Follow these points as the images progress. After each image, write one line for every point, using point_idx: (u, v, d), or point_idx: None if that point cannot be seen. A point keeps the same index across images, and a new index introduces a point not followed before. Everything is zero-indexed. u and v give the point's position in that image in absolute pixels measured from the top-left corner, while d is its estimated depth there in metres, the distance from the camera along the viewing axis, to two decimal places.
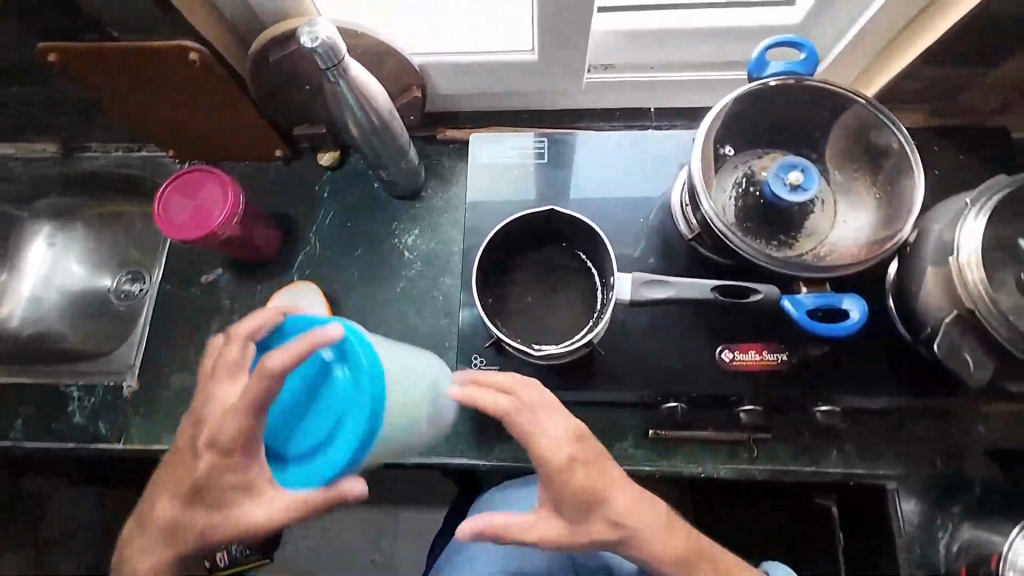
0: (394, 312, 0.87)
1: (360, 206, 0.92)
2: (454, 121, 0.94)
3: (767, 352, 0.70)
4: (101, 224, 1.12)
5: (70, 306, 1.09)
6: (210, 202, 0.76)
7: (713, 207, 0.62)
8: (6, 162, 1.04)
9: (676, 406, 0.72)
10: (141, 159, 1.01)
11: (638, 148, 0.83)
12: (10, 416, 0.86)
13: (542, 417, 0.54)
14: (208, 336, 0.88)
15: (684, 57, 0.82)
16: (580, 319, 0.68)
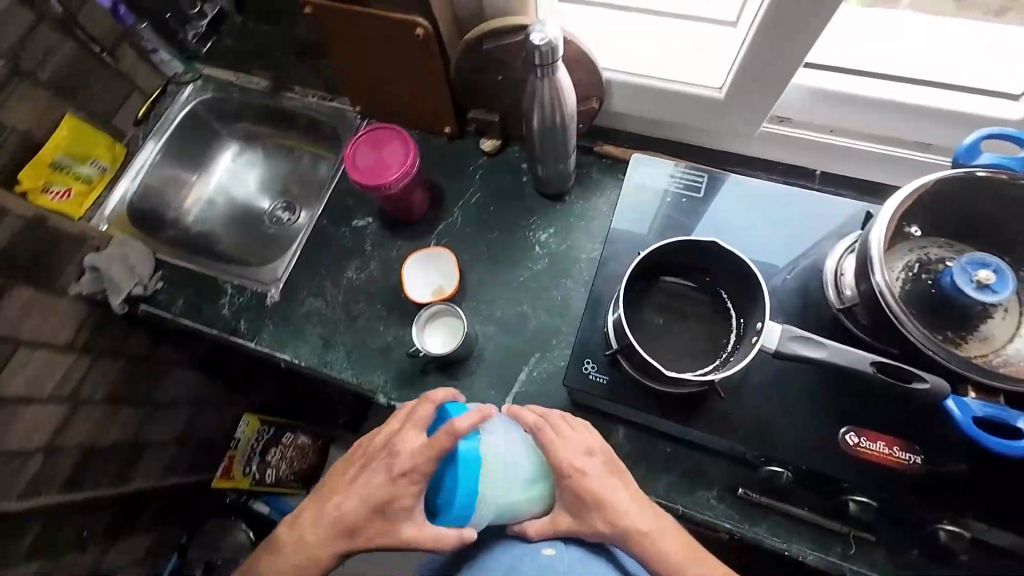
0: (511, 298, 0.91)
1: (505, 193, 0.98)
2: (613, 138, 0.98)
3: (899, 450, 0.66)
4: (278, 155, 1.28)
5: (233, 216, 1.26)
6: (392, 157, 0.86)
7: (889, 281, 0.59)
8: (224, 84, 1.21)
9: (779, 472, 0.68)
10: (329, 108, 1.14)
11: (798, 207, 0.82)
12: (176, 294, 1.01)
13: (573, 431, 0.70)
14: (346, 273, 0.97)
15: (873, 130, 0.80)
16: (707, 354, 0.68)
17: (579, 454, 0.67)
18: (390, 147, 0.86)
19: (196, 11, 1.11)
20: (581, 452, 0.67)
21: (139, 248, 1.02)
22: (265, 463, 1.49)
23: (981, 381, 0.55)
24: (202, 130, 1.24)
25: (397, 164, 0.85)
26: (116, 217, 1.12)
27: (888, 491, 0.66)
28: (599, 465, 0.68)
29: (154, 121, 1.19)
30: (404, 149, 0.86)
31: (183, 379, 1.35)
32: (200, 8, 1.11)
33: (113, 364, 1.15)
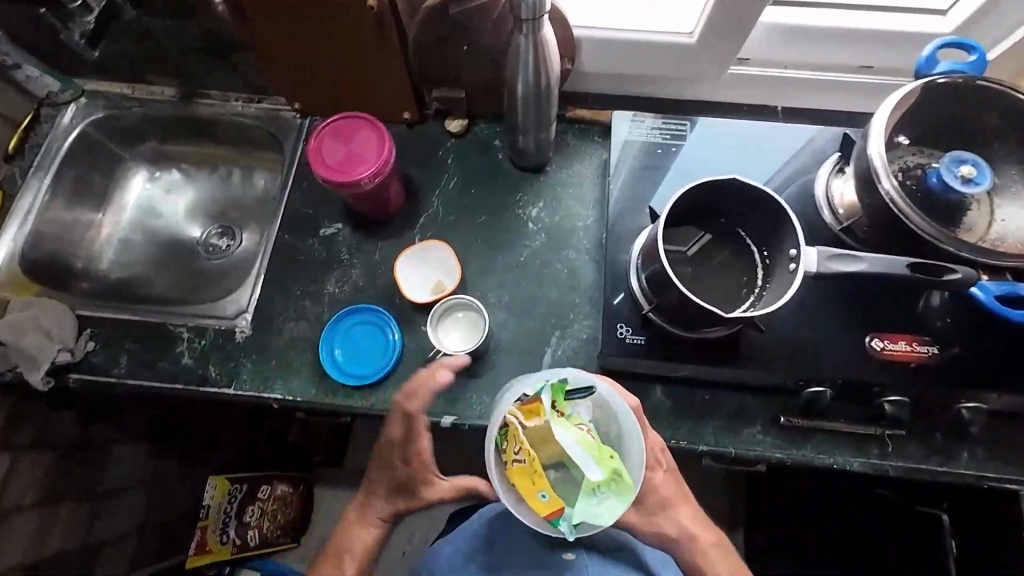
0: (517, 280, 0.85)
1: (484, 173, 0.92)
2: (582, 101, 0.95)
3: (918, 344, 0.71)
4: (202, 174, 1.11)
5: (159, 252, 1.07)
6: (363, 149, 0.77)
7: (896, 186, 0.64)
8: (119, 99, 1.02)
9: (821, 390, 0.71)
10: (259, 109, 1.00)
11: (775, 141, 0.85)
12: (116, 352, 0.84)
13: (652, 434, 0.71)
14: (325, 289, 0.86)
15: (827, 59, 0.84)
16: (740, 293, 0.68)
17: (661, 453, 0.71)
18: (359, 137, 0.77)
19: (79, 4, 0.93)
20: (660, 450, 0.71)
21: (52, 306, 0.83)
22: (246, 525, 1.25)
23: (987, 262, 0.62)
24: (99, 157, 1.04)
25: (371, 157, 0.76)
26: (10, 276, 0.91)
27: (914, 385, 0.71)
28: (666, 475, 0.72)
29: (31, 152, 0.97)
30: (376, 138, 0.77)
31: (131, 454, 1.15)
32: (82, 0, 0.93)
33: (38, 456, 0.94)
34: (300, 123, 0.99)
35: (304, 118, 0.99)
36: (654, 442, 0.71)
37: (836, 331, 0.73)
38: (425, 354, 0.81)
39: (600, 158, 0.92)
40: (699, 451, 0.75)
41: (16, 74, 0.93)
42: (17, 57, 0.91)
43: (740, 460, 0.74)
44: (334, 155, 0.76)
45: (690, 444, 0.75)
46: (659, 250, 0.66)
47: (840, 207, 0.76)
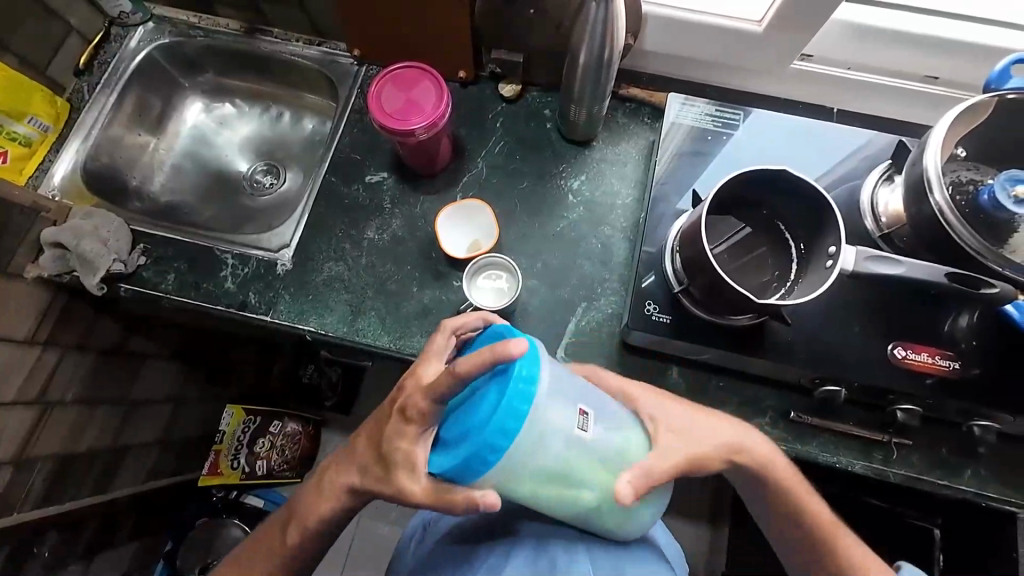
0: (551, 248, 0.87)
1: (530, 140, 0.93)
2: (637, 81, 0.95)
3: (941, 358, 0.72)
4: (254, 111, 1.14)
5: (207, 182, 1.10)
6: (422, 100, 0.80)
7: (946, 198, 0.65)
8: (185, 28, 1.05)
9: (835, 390, 0.74)
10: (318, 52, 1.02)
11: (827, 142, 0.85)
12: (165, 269, 0.88)
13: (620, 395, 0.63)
14: (365, 234, 0.89)
15: (892, 64, 0.82)
16: (772, 285, 0.70)
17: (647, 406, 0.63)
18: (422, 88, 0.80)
19: None
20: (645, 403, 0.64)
21: (111, 219, 0.88)
22: (256, 455, 1.33)
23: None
24: (161, 84, 1.08)
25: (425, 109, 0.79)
26: (70, 184, 0.95)
27: (930, 397, 0.72)
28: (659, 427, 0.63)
29: (99, 70, 1.01)
30: (437, 93, 0.80)
31: (162, 371, 1.21)
32: None
33: (82, 358, 1.00)
34: (356, 70, 1.00)
35: (360, 66, 1.00)
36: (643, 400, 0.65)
37: (861, 337, 0.74)
38: (455, 309, 0.84)
39: (646, 139, 0.92)
40: None
41: None
42: None
43: None
44: (394, 103, 0.79)
45: None
46: (702, 229, 0.67)
47: (884, 215, 0.77)
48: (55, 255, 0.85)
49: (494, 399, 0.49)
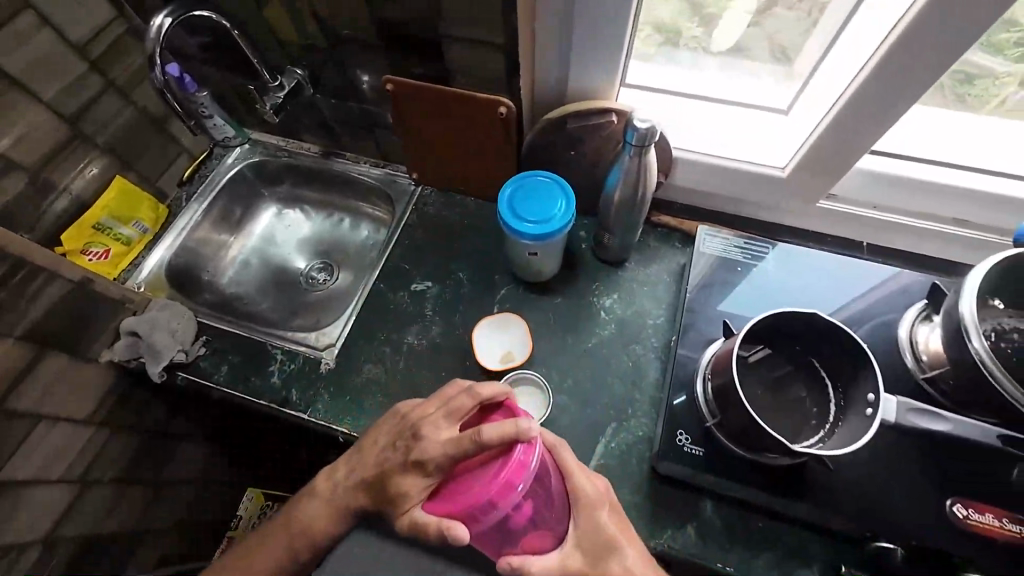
0: (580, 366, 0.89)
1: (565, 259, 0.99)
2: (667, 209, 1.02)
3: (1009, 521, 0.66)
4: (320, 217, 1.29)
5: (268, 278, 1.22)
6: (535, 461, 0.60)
7: (985, 346, 0.64)
8: (274, 149, 1.23)
9: (890, 548, 0.66)
10: (381, 173, 1.16)
11: (856, 276, 0.86)
12: (220, 361, 0.95)
13: (587, 485, 0.63)
14: (406, 339, 0.94)
15: (917, 209, 0.86)
16: (809, 425, 0.68)
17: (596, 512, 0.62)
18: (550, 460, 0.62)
19: (275, 83, 1.04)
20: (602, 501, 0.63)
21: (182, 312, 0.97)
22: None
23: None
24: (245, 192, 1.24)
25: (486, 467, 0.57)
26: (153, 278, 1.07)
27: (999, 565, 0.65)
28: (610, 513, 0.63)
29: (197, 182, 1.18)
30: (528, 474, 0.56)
31: (196, 454, 1.24)
32: (279, 80, 1.05)
33: (129, 437, 1.05)
34: (412, 190, 1.12)
35: (417, 186, 1.12)
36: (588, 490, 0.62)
37: (912, 484, 0.69)
38: None
39: (677, 263, 0.97)
40: None
41: (207, 122, 1.09)
42: (214, 109, 1.08)
43: None
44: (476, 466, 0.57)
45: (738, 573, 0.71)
46: (733, 366, 0.68)
47: (924, 353, 0.75)
48: (128, 342, 0.94)
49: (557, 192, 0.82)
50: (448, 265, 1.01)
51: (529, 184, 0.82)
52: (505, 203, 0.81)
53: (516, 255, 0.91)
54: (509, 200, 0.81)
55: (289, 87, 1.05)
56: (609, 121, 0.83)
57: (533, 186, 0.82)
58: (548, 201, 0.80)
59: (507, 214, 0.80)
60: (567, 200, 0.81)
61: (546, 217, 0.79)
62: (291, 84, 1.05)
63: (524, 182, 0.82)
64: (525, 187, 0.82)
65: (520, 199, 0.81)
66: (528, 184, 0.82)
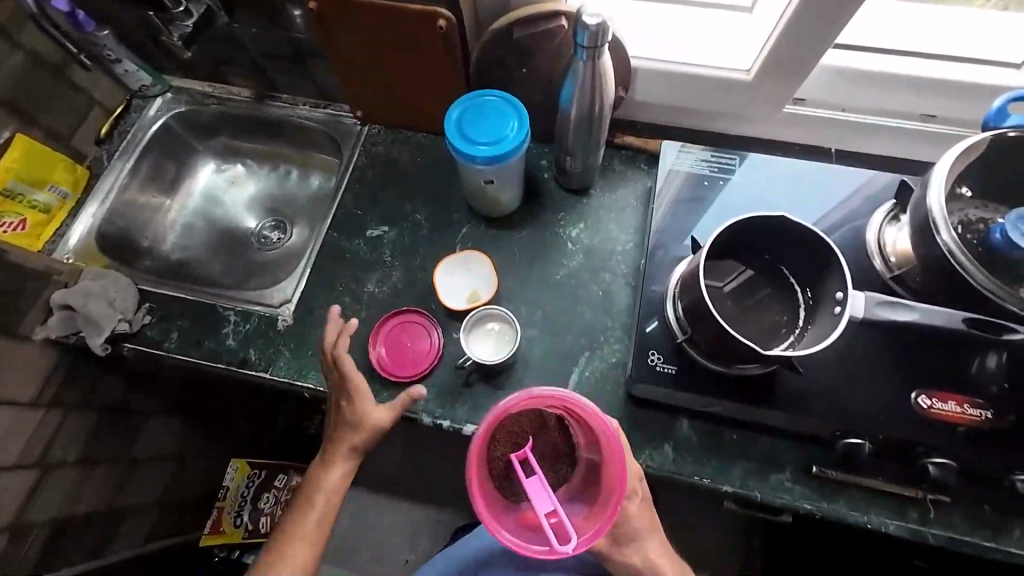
0: (549, 298, 0.86)
1: (527, 191, 0.94)
2: (632, 129, 0.97)
3: (970, 406, 0.67)
4: (263, 170, 1.19)
5: (215, 239, 1.13)
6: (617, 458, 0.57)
7: (954, 238, 0.62)
8: (200, 96, 1.11)
9: (858, 443, 0.68)
10: (324, 114, 1.07)
11: (824, 182, 0.84)
12: (169, 327, 0.89)
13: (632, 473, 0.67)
14: (365, 287, 0.89)
15: (885, 105, 0.83)
16: (779, 332, 0.67)
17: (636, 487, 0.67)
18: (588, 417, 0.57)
19: (181, 9, 0.94)
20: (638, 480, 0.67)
21: (118, 280, 0.90)
22: (259, 511, 1.26)
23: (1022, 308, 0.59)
24: (176, 147, 1.13)
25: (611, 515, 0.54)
26: (84, 247, 0.98)
27: (960, 449, 0.67)
28: (641, 508, 0.68)
29: (118, 139, 1.07)
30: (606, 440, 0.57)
31: (166, 428, 1.19)
32: (183, 5, 0.94)
33: (86, 417, 1.00)
34: (358, 130, 1.03)
35: (363, 125, 1.03)
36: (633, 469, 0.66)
37: (879, 381, 0.70)
38: (455, 361, 0.82)
39: (644, 185, 0.93)
40: (723, 491, 0.73)
41: (117, 67, 1.00)
42: (121, 53, 0.98)
43: (766, 507, 0.71)
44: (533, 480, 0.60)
45: (713, 482, 0.72)
46: (700, 279, 0.65)
47: (892, 255, 0.74)
48: (62, 317, 0.88)
49: (510, 113, 0.78)
50: (404, 207, 0.95)
51: (482, 105, 0.78)
52: (453, 123, 0.78)
53: (469, 184, 0.85)
54: (459, 120, 0.77)
55: (198, 14, 0.95)
56: (557, 26, 0.79)
57: (485, 107, 0.78)
58: (500, 122, 0.77)
59: (455, 135, 0.77)
60: (520, 123, 0.78)
61: (496, 140, 0.76)
62: (199, 11, 0.95)
63: (476, 103, 0.79)
64: (476, 108, 0.78)
65: (470, 119, 0.77)
66: (480, 104, 0.78)
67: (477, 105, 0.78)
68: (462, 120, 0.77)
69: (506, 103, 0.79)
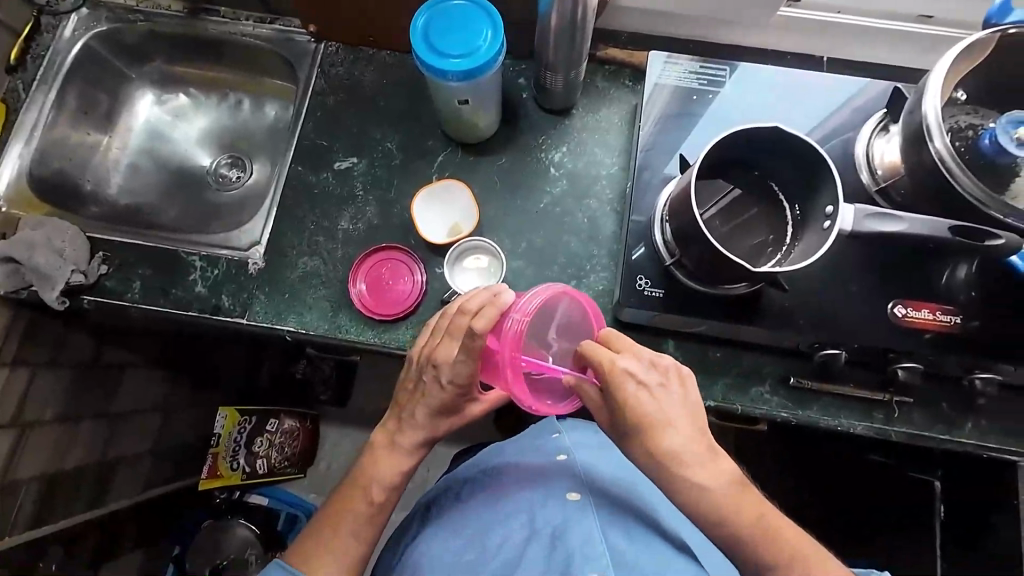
0: (534, 227, 0.83)
1: (506, 113, 0.87)
2: (615, 40, 0.89)
3: (942, 313, 0.70)
4: (210, 101, 1.07)
5: (166, 180, 1.04)
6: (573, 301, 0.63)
7: (946, 144, 0.60)
8: (123, 12, 0.96)
9: (836, 352, 0.71)
10: (271, 31, 0.95)
11: (816, 93, 0.80)
12: (129, 277, 0.83)
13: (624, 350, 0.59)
14: (339, 225, 0.84)
15: (883, 4, 0.78)
16: (766, 250, 0.67)
17: (646, 370, 0.57)
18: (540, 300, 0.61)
19: None
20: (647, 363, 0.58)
21: (64, 228, 0.82)
22: (254, 454, 1.25)
23: (1003, 214, 0.59)
24: (105, 75, 1.00)
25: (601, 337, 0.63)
26: (17, 194, 0.89)
27: (929, 354, 0.70)
28: (656, 400, 0.56)
29: (33, 65, 0.93)
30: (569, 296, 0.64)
31: (146, 381, 1.16)
32: None
33: (57, 374, 0.96)
34: (313, 48, 0.92)
35: (318, 43, 0.93)
36: (641, 370, 0.57)
37: (859, 295, 0.72)
38: (439, 297, 0.80)
39: (630, 103, 0.87)
40: (707, 406, 0.75)
41: None
42: None
43: (747, 417, 0.74)
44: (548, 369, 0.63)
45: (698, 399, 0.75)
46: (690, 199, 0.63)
47: (879, 167, 0.73)
48: (6, 271, 0.80)
49: (483, 20, 0.69)
50: (373, 136, 0.87)
51: (451, 10, 0.70)
52: (421, 34, 0.69)
53: (442, 106, 0.78)
54: (427, 29, 0.69)
55: None
56: None
57: (455, 13, 0.70)
58: (473, 31, 0.69)
59: (425, 48, 0.69)
60: (495, 31, 0.70)
61: (470, 52, 0.69)
62: None
63: (444, 8, 0.70)
64: (445, 14, 0.70)
65: (438, 27, 0.69)
66: (448, 9, 0.70)
67: (445, 10, 0.70)
68: (430, 29, 0.69)
69: (478, 8, 0.70)
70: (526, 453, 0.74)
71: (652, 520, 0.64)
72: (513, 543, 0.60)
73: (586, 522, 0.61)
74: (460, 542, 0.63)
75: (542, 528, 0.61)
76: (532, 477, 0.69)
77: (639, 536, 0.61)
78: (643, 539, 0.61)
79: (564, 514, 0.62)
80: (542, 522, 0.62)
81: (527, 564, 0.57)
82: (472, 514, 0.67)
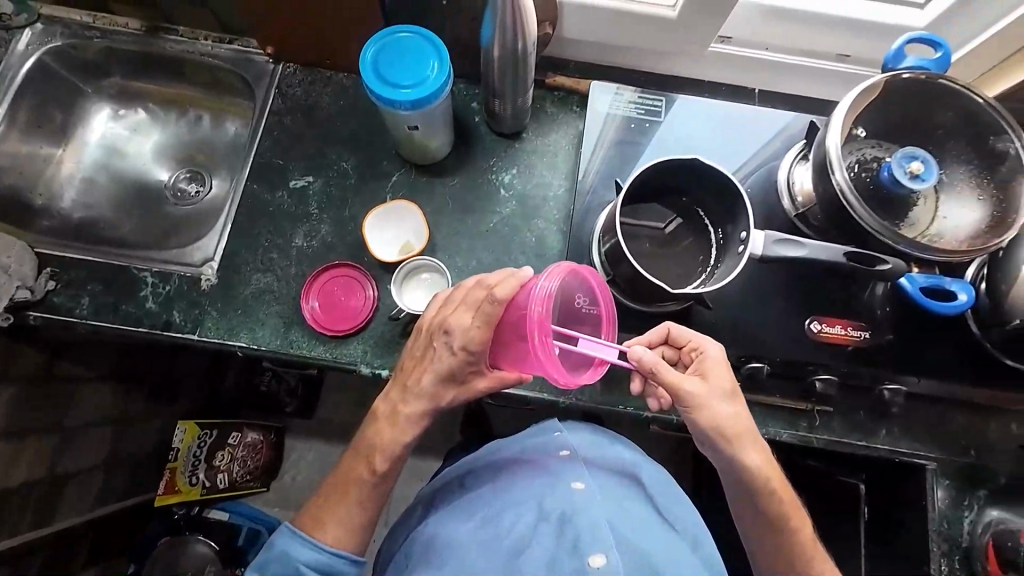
0: (484, 245, 0.87)
1: (459, 135, 0.91)
2: (563, 69, 0.94)
3: (853, 329, 0.77)
4: (170, 117, 1.08)
5: (122, 194, 1.04)
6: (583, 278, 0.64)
7: (845, 178, 0.67)
8: (80, 28, 0.97)
9: (759, 366, 0.75)
10: (230, 51, 0.97)
11: (743, 125, 0.87)
12: (79, 293, 0.84)
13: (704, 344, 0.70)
14: (293, 242, 0.86)
15: (803, 43, 0.85)
16: (693, 271, 0.73)
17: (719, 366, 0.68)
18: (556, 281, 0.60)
19: None
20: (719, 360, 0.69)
21: (11, 243, 0.82)
22: (215, 469, 1.23)
23: (895, 241, 0.66)
24: (60, 89, 1.00)
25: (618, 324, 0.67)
26: None
27: (841, 365, 0.76)
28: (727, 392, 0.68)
29: None
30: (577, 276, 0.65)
31: (100, 396, 1.15)
32: None
33: (4, 389, 0.94)
34: (272, 69, 0.95)
35: (276, 64, 0.95)
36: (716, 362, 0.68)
37: (780, 312, 0.77)
38: (390, 313, 0.83)
39: (577, 128, 0.92)
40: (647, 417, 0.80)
41: None
42: None
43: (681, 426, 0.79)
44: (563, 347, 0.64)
45: (636, 410, 0.79)
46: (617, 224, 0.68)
47: (798, 195, 0.78)
48: None
49: (431, 53, 0.73)
50: (328, 156, 0.90)
51: (400, 43, 0.73)
52: (371, 64, 0.73)
53: (394, 130, 0.82)
54: (377, 59, 0.72)
55: None
56: None
57: (404, 45, 0.73)
58: (420, 63, 0.73)
59: (375, 77, 0.72)
60: (443, 64, 0.74)
61: (419, 82, 0.72)
62: None
63: (394, 41, 0.73)
64: (394, 47, 0.73)
65: (388, 58, 0.73)
66: (397, 42, 0.73)
67: (394, 43, 0.73)
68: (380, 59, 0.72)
69: (426, 42, 0.74)
70: (523, 445, 0.73)
71: (656, 511, 0.65)
72: (520, 525, 0.60)
73: (594, 507, 0.60)
74: (472, 524, 0.63)
75: (550, 512, 0.60)
76: (535, 465, 0.68)
77: (642, 523, 0.61)
78: (648, 527, 0.61)
79: (568, 498, 0.61)
80: (551, 507, 0.61)
81: (535, 546, 0.57)
82: (475, 502, 0.67)
